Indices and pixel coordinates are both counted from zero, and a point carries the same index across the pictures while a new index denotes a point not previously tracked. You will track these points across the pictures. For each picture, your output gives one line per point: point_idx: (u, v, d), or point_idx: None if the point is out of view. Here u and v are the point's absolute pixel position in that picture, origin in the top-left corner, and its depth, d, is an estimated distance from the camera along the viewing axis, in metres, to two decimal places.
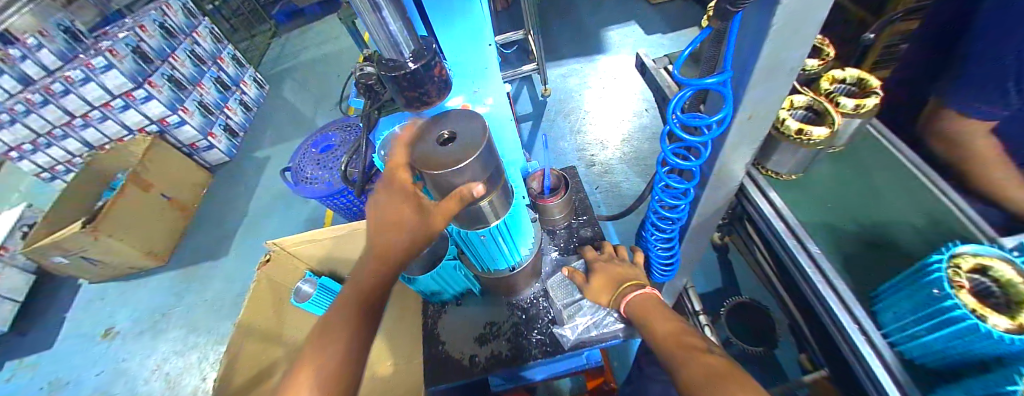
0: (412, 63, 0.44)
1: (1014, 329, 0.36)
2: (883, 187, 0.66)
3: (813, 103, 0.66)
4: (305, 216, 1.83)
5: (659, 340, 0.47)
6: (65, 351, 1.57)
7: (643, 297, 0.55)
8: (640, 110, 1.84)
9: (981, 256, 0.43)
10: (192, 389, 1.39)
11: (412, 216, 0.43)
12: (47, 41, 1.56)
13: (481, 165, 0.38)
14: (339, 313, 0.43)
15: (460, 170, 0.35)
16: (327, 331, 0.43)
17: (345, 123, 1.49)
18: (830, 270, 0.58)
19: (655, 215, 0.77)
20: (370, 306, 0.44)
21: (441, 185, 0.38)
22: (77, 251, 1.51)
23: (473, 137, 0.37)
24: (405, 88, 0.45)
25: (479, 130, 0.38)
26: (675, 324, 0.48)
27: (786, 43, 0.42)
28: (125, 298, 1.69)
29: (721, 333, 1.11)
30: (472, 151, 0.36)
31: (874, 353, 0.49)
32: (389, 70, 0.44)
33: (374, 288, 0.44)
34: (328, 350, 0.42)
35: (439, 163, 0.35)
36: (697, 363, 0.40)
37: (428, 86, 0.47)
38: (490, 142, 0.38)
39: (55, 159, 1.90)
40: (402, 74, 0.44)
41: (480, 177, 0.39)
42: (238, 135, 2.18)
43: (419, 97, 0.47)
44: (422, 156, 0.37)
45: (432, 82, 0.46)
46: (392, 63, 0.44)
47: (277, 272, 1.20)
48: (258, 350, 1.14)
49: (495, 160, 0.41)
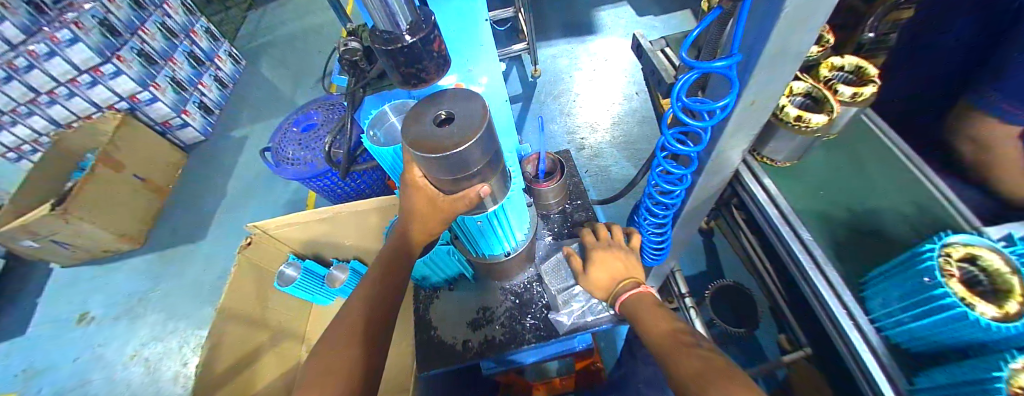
0: (408, 36, 0.40)
1: (1000, 316, 0.39)
2: (874, 176, 0.68)
3: (811, 90, 0.65)
4: (286, 198, 1.77)
5: (656, 333, 0.47)
6: (38, 337, 1.50)
7: (637, 298, 0.54)
8: (630, 93, 1.82)
9: (970, 246, 0.46)
10: (174, 374, 1.36)
11: (432, 211, 0.45)
12: (9, 13, 1.38)
13: (482, 149, 0.36)
14: (361, 298, 0.46)
15: (459, 153, 0.33)
16: (340, 326, 0.44)
17: (329, 101, 1.42)
18: (821, 257, 0.59)
19: (650, 200, 0.77)
20: (389, 287, 0.47)
21: (438, 168, 0.36)
22: (48, 234, 1.43)
23: (473, 117, 0.35)
24: (400, 62, 0.42)
25: (478, 109, 0.36)
26: (671, 322, 0.48)
27: (794, 28, 0.40)
28: (98, 283, 1.61)
29: (705, 315, 1.14)
30: (474, 132, 0.34)
31: (860, 337, 0.52)
32: (385, 44, 0.40)
33: (392, 269, 0.48)
34: (353, 331, 0.43)
35: (436, 146, 0.33)
36: (693, 358, 0.40)
37: (425, 63, 0.43)
38: (490, 123, 0.36)
39: (20, 138, 1.74)
40: (398, 48, 0.40)
41: (480, 161, 0.37)
42: (213, 113, 2.06)
43: (414, 72, 0.44)
44: (417, 139, 0.34)
45: (429, 57, 0.43)
46: (386, 34, 0.41)
47: (258, 255, 1.15)
48: (244, 334, 1.11)
49: (495, 142, 0.39)
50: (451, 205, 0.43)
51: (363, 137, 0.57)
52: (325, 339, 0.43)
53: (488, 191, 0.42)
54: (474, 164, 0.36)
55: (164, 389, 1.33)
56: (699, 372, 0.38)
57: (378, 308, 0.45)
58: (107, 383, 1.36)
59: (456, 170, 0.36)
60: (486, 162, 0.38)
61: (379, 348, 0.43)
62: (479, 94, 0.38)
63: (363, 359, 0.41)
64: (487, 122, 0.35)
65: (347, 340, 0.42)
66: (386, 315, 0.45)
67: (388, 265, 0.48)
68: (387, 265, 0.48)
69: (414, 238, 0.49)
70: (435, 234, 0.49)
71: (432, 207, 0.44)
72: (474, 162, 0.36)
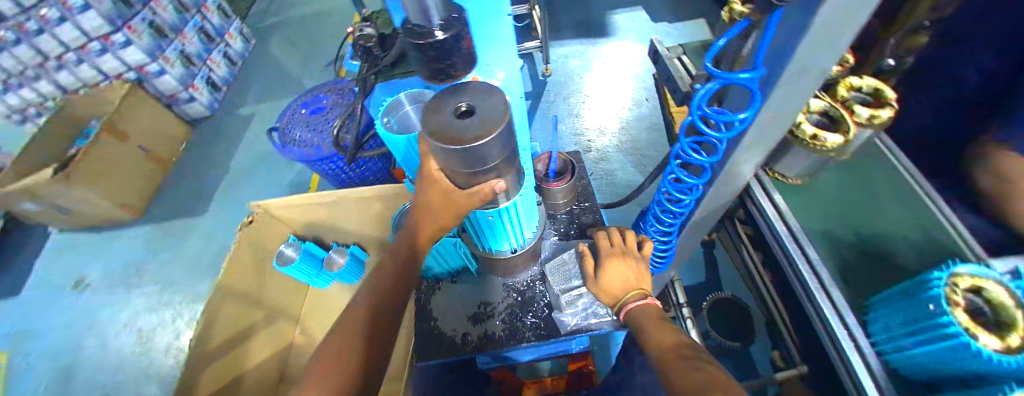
0: (439, 33, 0.40)
1: (1002, 349, 0.40)
2: (884, 200, 0.69)
3: (829, 109, 0.66)
4: (290, 180, 1.77)
5: (660, 345, 0.48)
6: (32, 300, 1.50)
7: (643, 307, 0.56)
8: (640, 99, 1.81)
9: (977, 277, 0.46)
10: (166, 346, 1.36)
11: (446, 206, 0.44)
12: None
13: (501, 146, 0.36)
14: (366, 295, 0.46)
15: (479, 147, 0.33)
16: (346, 321, 0.44)
17: (338, 86, 1.42)
18: (826, 276, 0.59)
19: (660, 208, 0.77)
20: (397, 286, 0.47)
21: (454, 161, 0.35)
22: (50, 199, 1.43)
23: (494, 112, 0.35)
24: (432, 58, 0.43)
25: (500, 104, 0.36)
26: (676, 337, 0.49)
27: (821, 45, 0.40)
28: (96, 250, 1.61)
29: (701, 326, 1.14)
30: (495, 126, 0.34)
31: (861, 359, 0.52)
32: (418, 40, 0.41)
33: (399, 269, 0.47)
34: (355, 327, 0.43)
35: (457, 138, 0.33)
36: (693, 372, 0.41)
37: (452, 61, 0.44)
38: (511, 120, 0.35)
39: (27, 100, 1.76)
40: (429, 45, 0.41)
41: (497, 157, 0.37)
42: (221, 90, 2.05)
43: (442, 68, 0.45)
44: (437, 128, 0.34)
45: (459, 53, 0.43)
46: (420, 29, 0.41)
47: (260, 235, 1.15)
48: (240, 313, 1.10)
49: (513, 139, 0.38)
50: (467, 201, 0.42)
51: (376, 123, 0.58)
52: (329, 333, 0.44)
53: (502, 186, 0.42)
54: (491, 159, 0.36)
55: (155, 361, 1.34)
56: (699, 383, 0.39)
57: (383, 306, 0.45)
58: (98, 351, 1.36)
59: (473, 164, 0.36)
60: (504, 158, 0.38)
61: (381, 341, 0.43)
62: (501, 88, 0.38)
63: (365, 357, 0.41)
64: (508, 119, 0.35)
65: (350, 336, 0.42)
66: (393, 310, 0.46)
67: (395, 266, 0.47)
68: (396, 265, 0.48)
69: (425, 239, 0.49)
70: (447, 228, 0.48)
71: (447, 202, 0.43)
72: (491, 157, 0.36)
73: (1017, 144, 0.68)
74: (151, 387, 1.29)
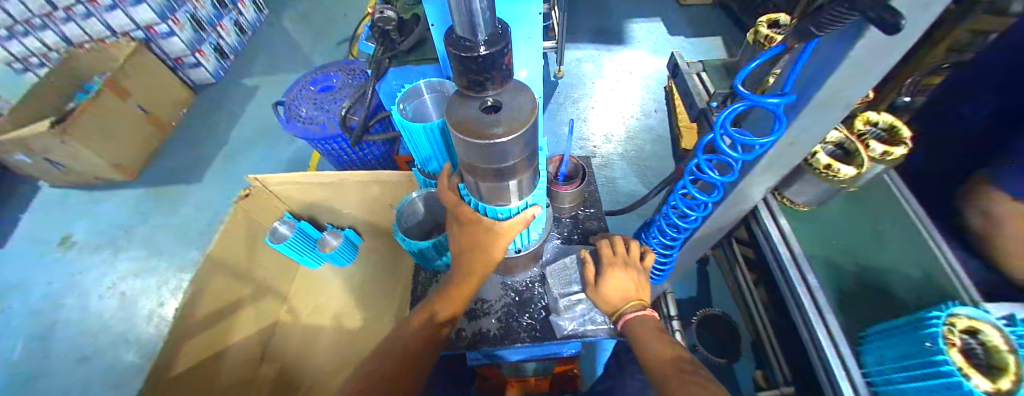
0: (483, 48, 0.32)
1: (992, 391, 0.40)
2: (888, 236, 0.70)
3: (845, 142, 0.66)
4: (290, 155, 1.75)
5: (659, 362, 0.50)
6: (16, 253, 1.47)
7: (642, 319, 0.57)
8: (649, 110, 1.81)
9: (975, 320, 0.46)
10: (148, 313, 1.34)
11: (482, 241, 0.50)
12: None
13: (523, 145, 0.35)
14: (400, 340, 0.55)
15: (501, 145, 0.32)
16: (388, 354, 0.54)
17: (350, 66, 1.40)
18: (824, 304, 0.60)
19: (665, 220, 0.77)
20: (425, 337, 0.55)
21: (475, 155, 0.35)
22: (43, 152, 1.42)
23: (521, 110, 0.34)
24: (468, 72, 0.33)
25: (527, 104, 0.35)
26: (673, 351, 0.52)
27: (854, 77, 0.40)
28: (85, 209, 1.58)
29: (688, 340, 1.17)
30: (520, 125, 0.33)
31: (850, 389, 0.53)
32: (460, 51, 0.31)
33: (432, 322, 0.55)
34: (388, 366, 0.53)
35: (482, 132, 0.32)
36: (690, 388, 0.45)
37: (490, 79, 0.34)
38: (537, 120, 0.35)
39: (30, 50, 1.73)
40: (469, 59, 0.32)
41: (518, 156, 0.36)
42: (228, 58, 2.02)
43: (477, 84, 0.34)
44: (461, 119, 0.34)
45: (502, 68, 0.34)
46: (463, 42, 0.33)
47: (255, 209, 1.14)
48: (228, 287, 1.08)
49: (534, 141, 0.38)
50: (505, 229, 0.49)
51: (392, 108, 0.62)
52: (369, 366, 0.54)
53: (517, 186, 0.42)
54: (511, 157, 0.36)
55: (137, 327, 1.32)
56: None
57: (411, 352, 0.53)
58: (78, 311, 1.34)
59: (493, 160, 0.35)
60: (523, 158, 0.37)
61: (407, 379, 0.52)
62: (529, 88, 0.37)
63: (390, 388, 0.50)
64: (534, 119, 0.34)
65: (384, 371, 0.52)
66: (421, 353, 0.54)
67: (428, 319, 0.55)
68: (429, 320, 0.55)
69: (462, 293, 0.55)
70: (484, 257, 0.52)
71: (483, 233, 0.50)
72: (512, 155, 0.35)
73: (997, 182, 0.68)
74: (130, 352, 1.27)
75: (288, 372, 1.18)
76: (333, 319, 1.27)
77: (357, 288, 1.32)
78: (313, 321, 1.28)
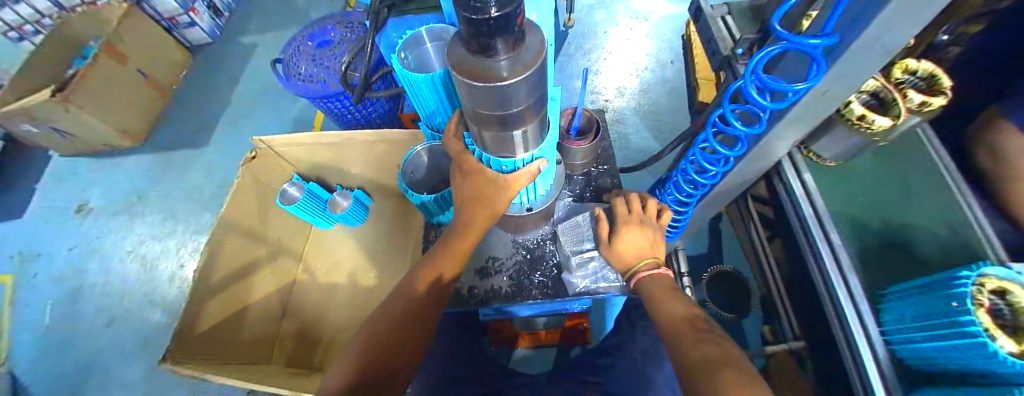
0: (495, 10, 0.24)
1: (1017, 352, 0.40)
2: (917, 191, 0.67)
3: (881, 90, 0.60)
4: (293, 116, 1.71)
5: (671, 320, 0.50)
6: (37, 221, 1.51)
7: (654, 277, 0.56)
8: (664, 60, 1.70)
9: (1005, 280, 0.45)
10: (170, 274, 1.40)
11: (488, 193, 0.48)
12: None
13: (528, 91, 0.32)
14: (400, 298, 0.54)
15: (504, 88, 0.30)
16: (389, 310, 0.53)
17: (347, 18, 1.32)
18: (846, 264, 0.59)
19: (682, 177, 0.74)
20: (425, 298, 0.54)
21: (478, 100, 0.32)
22: (49, 121, 1.38)
23: (527, 52, 0.30)
24: (478, 34, 0.27)
25: (535, 45, 0.31)
26: (686, 309, 0.52)
27: (906, 16, 0.34)
28: (99, 176, 1.60)
29: (698, 295, 1.18)
30: (525, 67, 0.30)
31: (867, 345, 0.54)
32: (469, 13, 0.25)
33: (436, 280, 0.55)
34: (388, 322, 0.51)
35: (484, 73, 0.29)
36: (705, 348, 0.45)
37: (502, 39, 0.27)
38: (546, 63, 0.31)
39: (23, 17, 1.60)
40: (477, 24, 0.25)
41: (524, 101, 0.33)
42: (222, 15, 1.92)
43: (486, 47, 0.28)
44: (461, 59, 0.31)
45: (514, 30, 0.27)
46: (471, 2, 0.25)
47: (262, 170, 1.13)
48: (244, 248, 1.11)
49: (542, 86, 0.35)
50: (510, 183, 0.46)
51: (392, 56, 0.60)
52: (368, 323, 0.53)
53: (523, 137, 0.40)
54: (516, 103, 0.33)
55: (160, 289, 1.38)
56: (702, 362, 0.43)
57: (411, 310, 0.52)
58: (103, 274, 1.40)
59: (496, 106, 0.33)
60: (529, 105, 0.34)
61: (405, 336, 0.50)
62: (538, 27, 0.33)
63: (389, 345, 0.49)
64: (542, 62, 0.30)
65: (383, 326, 0.51)
66: (423, 310, 0.53)
67: (432, 276, 0.55)
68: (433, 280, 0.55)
69: (465, 245, 0.56)
70: (494, 213, 0.52)
71: (488, 188, 0.48)
72: (517, 102, 0.33)
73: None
74: (156, 312, 1.34)
75: (309, 327, 1.23)
76: (348, 277, 1.31)
77: (368, 247, 1.34)
78: (328, 279, 1.32)
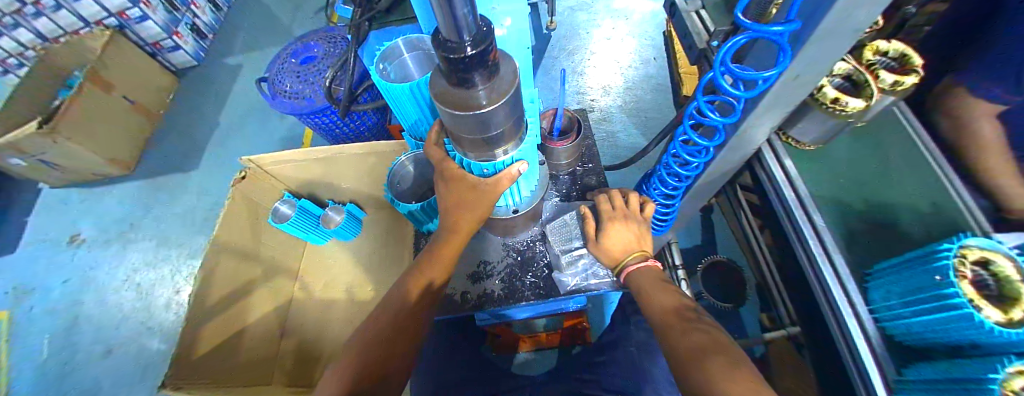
0: (469, 48, 0.28)
1: (1003, 321, 0.41)
2: (895, 169, 0.68)
3: (853, 73, 0.62)
4: (282, 133, 1.72)
5: (660, 311, 0.51)
6: (28, 255, 1.49)
7: (644, 269, 0.57)
8: (647, 57, 1.72)
9: (986, 250, 0.46)
10: (166, 301, 1.39)
11: (470, 198, 0.49)
12: None
13: (506, 113, 0.35)
14: (395, 299, 0.54)
15: (483, 114, 0.33)
16: (387, 310, 0.54)
17: (330, 33, 1.32)
18: (831, 245, 0.61)
19: (665, 170, 0.76)
20: (423, 304, 0.54)
21: (460, 124, 0.35)
22: (37, 153, 1.37)
23: (500, 80, 0.34)
24: (455, 70, 0.30)
25: (507, 73, 0.35)
26: (676, 300, 0.52)
27: (863, 5, 0.36)
28: (90, 205, 1.58)
29: (694, 287, 1.19)
30: (500, 94, 0.33)
31: (857, 325, 0.55)
32: (446, 53, 0.28)
33: (432, 287, 0.55)
34: (383, 324, 0.52)
35: (464, 102, 0.33)
36: (693, 336, 0.45)
37: (477, 73, 0.31)
38: (519, 88, 0.35)
39: (5, 50, 1.58)
40: (454, 62, 0.29)
41: (503, 123, 0.37)
42: (206, 37, 1.91)
43: (464, 80, 0.31)
44: (442, 90, 0.34)
45: (488, 65, 0.30)
46: (448, 42, 0.29)
47: (253, 190, 1.12)
48: (237, 268, 1.10)
49: (520, 103, 0.37)
50: (492, 189, 0.47)
51: (371, 69, 0.59)
52: (365, 323, 0.53)
53: (504, 148, 0.42)
54: (495, 126, 0.36)
55: (156, 315, 1.36)
56: (691, 351, 0.43)
57: (407, 315, 0.53)
58: (99, 306, 1.38)
59: (478, 129, 0.36)
60: (509, 125, 0.38)
61: (403, 343, 0.51)
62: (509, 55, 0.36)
63: (383, 346, 0.49)
64: (515, 88, 0.34)
65: (380, 325, 0.51)
66: (421, 318, 0.53)
67: (428, 282, 0.55)
68: (429, 287, 0.55)
69: (453, 249, 0.56)
70: (481, 218, 0.53)
71: (471, 194, 0.49)
72: (495, 124, 0.36)
73: None
74: (153, 339, 1.33)
75: (308, 343, 1.23)
76: (346, 291, 1.30)
77: (363, 260, 1.34)
78: (325, 296, 1.31)
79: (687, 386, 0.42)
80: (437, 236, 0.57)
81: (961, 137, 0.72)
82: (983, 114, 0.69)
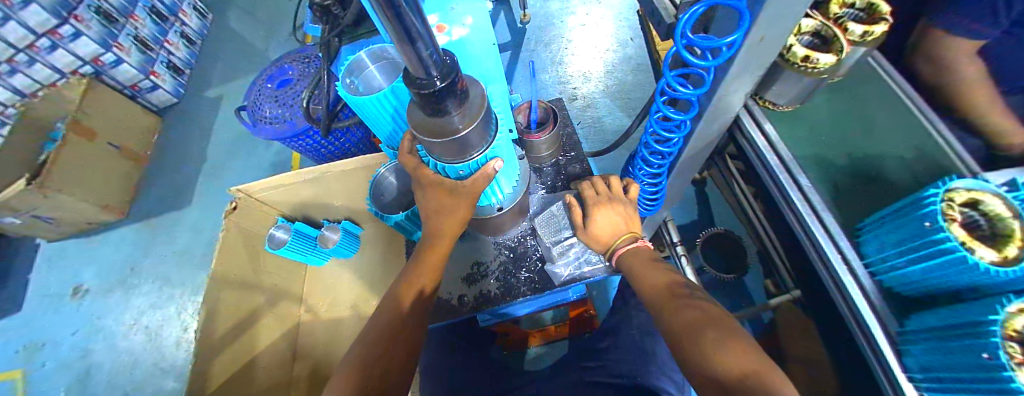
0: (439, 81, 0.28)
1: (997, 260, 0.42)
2: (876, 120, 0.68)
3: (821, 28, 0.61)
4: (270, 160, 1.72)
5: (650, 291, 0.51)
6: (33, 312, 1.48)
7: (636, 251, 0.57)
8: (624, 39, 1.71)
9: (973, 191, 0.46)
10: (176, 339, 1.39)
11: (451, 202, 0.49)
12: None
13: (481, 133, 0.37)
14: (387, 305, 0.55)
15: (461, 137, 0.35)
16: (383, 312, 0.54)
17: (303, 54, 1.31)
18: (819, 204, 0.61)
19: (647, 150, 0.76)
20: (420, 309, 0.55)
21: (439, 147, 0.37)
22: (29, 209, 1.35)
23: (471, 103, 0.34)
24: (428, 103, 0.30)
25: (477, 96, 0.35)
26: (667, 276, 0.52)
27: None
28: (89, 254, 1.57)
29: (697, 262, 1.20)
30: (472, 118, 0.34)
31: (852, 280, 0.55)
32: (417, 90, 0.29)
33: (430, 287, 0.57)
34: (377, 325, 0.52)
35: (441, 129, 0.34)
36: (688, 311, 0.45)
37: (451, 102, 0.31)
38: (489, 107, 0.36)
39: None
40: (426, 96, 0.29)
41: (480, 138, 0.38)
42: (183, 73, 1.88)
43: (437, 111, 0.32)
44: (418, 120, 0.35)
45: (458, 92, 0.31)
46: (418, 79, 0.29)
47: (246, 220, 1.11)
48: (241, 298, 1.09)
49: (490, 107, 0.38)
50: (471, 191, 0.47)
51: (338, 85, 0.60)
52: (365, 326, 0.54)
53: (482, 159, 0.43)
54: (473, 143, 0.38)
55: (170, 355, 1.37)
56: (689, 326, 0.43)
57: (400, 315, 0.53)
58: (110, 353, 1.38)
59: (457, 149, 0.38)
60: (484, 137, 0.39)
61: (398, 341, 0.51)
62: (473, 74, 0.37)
63: (377, 354, 0.49)
64: (485, 109, 0.35)
65: (376, 327, 0.52)
66: (417, 320, 0.54)
67: (426, 284, 0.56)
68: (423, 292, 0.56)
69: (443, 251, 0.57)
70: (465, 220, 0.54)
71: (454, 200, 0.49)
72: (471, 141, 0.37)
73: None
74: (169, 380, 1.33)
75: (320, 365, 1.22)
76: (351, 308, 1.31)
77: (365, 276, 1.34)
78: (332, 315, 1.31)
79: (687, 361, 0.42)
80: (424, 241, 0.57)
81: (936, 81, 0.73)
82: (965, 52, 0.69)
